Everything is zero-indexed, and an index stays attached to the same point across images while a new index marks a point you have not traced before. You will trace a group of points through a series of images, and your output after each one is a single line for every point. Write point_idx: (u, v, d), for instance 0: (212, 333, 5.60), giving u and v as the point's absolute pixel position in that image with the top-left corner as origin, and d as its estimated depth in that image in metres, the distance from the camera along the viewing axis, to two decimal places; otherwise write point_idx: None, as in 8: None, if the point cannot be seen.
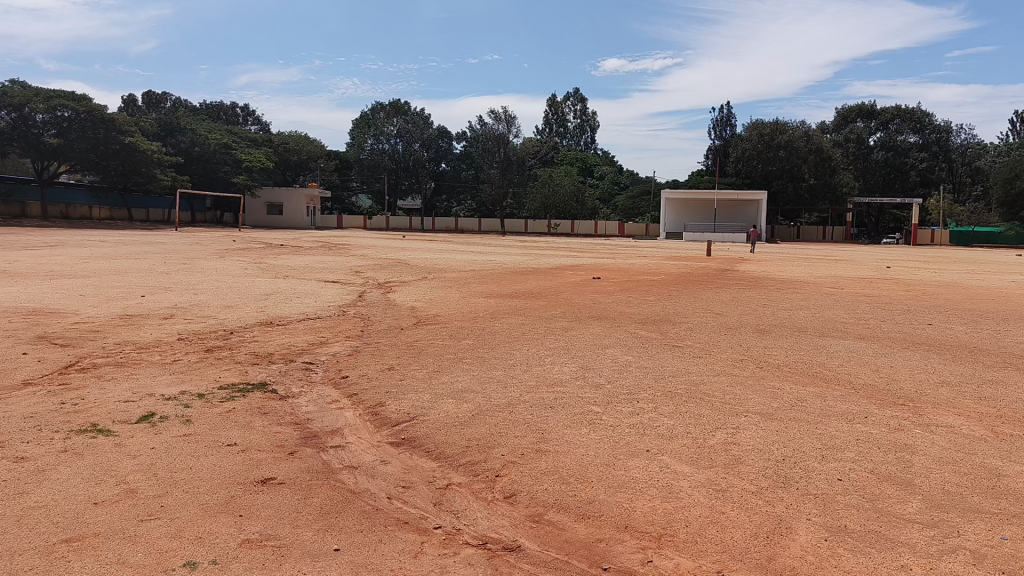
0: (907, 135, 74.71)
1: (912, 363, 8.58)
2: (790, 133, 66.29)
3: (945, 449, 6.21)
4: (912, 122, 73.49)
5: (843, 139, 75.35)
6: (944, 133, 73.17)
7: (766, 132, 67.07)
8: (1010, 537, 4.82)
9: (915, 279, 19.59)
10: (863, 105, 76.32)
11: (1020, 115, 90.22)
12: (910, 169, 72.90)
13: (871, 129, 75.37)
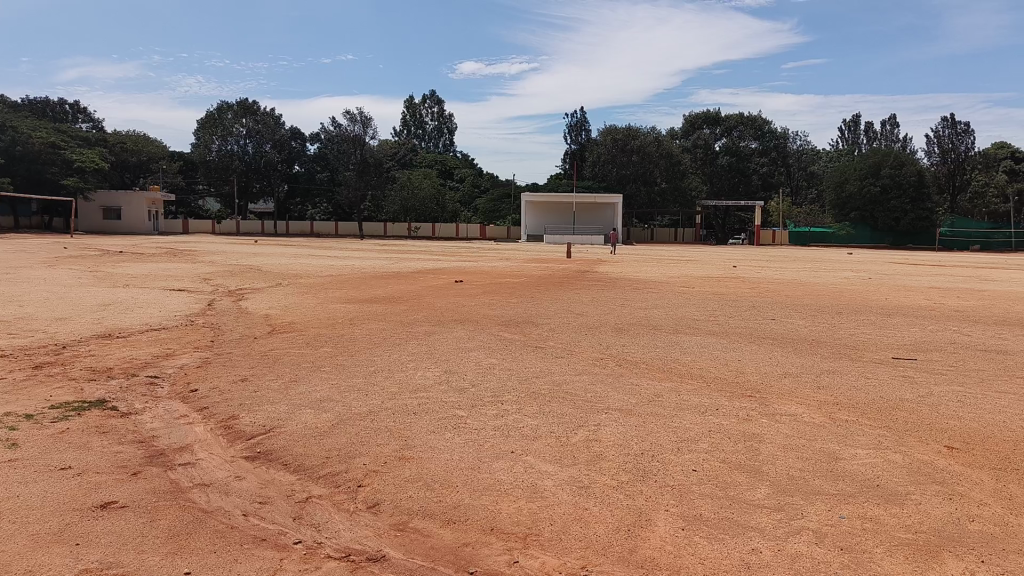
0: (748, 141, 79.50)
1: (759, 357, 9.07)
2: (642, 139, 68.88)
3: (789, 436, 6.60)
4: (753, 129, 78.41)
5: (691, 145, 79.03)
6: (781, 140, 78.70)
7: (619, 138, 69.59)
8: (846, 516, 5.26)
9: (757, 277, 20.81)
10: (708, 112, 79.83)
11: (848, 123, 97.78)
12: (752, 173, 78.13)
13: (716, 135, 79.43)
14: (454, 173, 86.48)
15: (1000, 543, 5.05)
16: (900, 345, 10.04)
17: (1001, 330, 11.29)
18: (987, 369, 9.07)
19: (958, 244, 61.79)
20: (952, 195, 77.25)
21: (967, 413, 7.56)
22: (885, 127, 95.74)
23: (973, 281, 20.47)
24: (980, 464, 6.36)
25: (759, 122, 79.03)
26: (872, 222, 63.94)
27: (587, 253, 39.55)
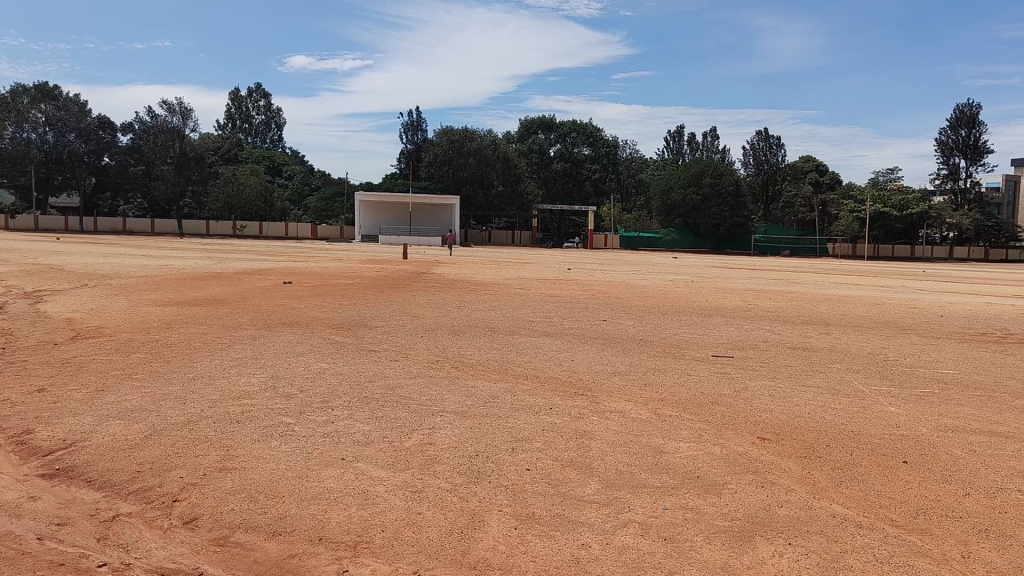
0: (581, 148, 82.86)
1: (589, 356, 9.33)
2: (479, 141, 69.90)
3: (618, 432, 6.83)
4: (585, 137, 82.21)
5: (527, 149, 80.99)
6: (612, 147, 83.72)
7: (455, 139, 69.64)
8: (669, 507, 5.53)
9: (590, 280, 21.61)
10: (543, 117, 82.50)
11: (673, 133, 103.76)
12: (584, 179, 81.39)
13: (551, 140, 82.14)
14: (283, 170, 84.35)
15: (804, 526, 5.55)
16: (718, 343, 10.69)
17: (807, 328, 12.29)
18: (794, 365, 9.84)
19: (770, 250, 67.72)
20: (765, 205, 83.59)
21: (776, 406, 8.15)
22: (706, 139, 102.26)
23: (780, 283, 22.32)
24: (789, 453, 6.91)
25: (591, 130, 82.74)
26: (695, 227, 67.80)
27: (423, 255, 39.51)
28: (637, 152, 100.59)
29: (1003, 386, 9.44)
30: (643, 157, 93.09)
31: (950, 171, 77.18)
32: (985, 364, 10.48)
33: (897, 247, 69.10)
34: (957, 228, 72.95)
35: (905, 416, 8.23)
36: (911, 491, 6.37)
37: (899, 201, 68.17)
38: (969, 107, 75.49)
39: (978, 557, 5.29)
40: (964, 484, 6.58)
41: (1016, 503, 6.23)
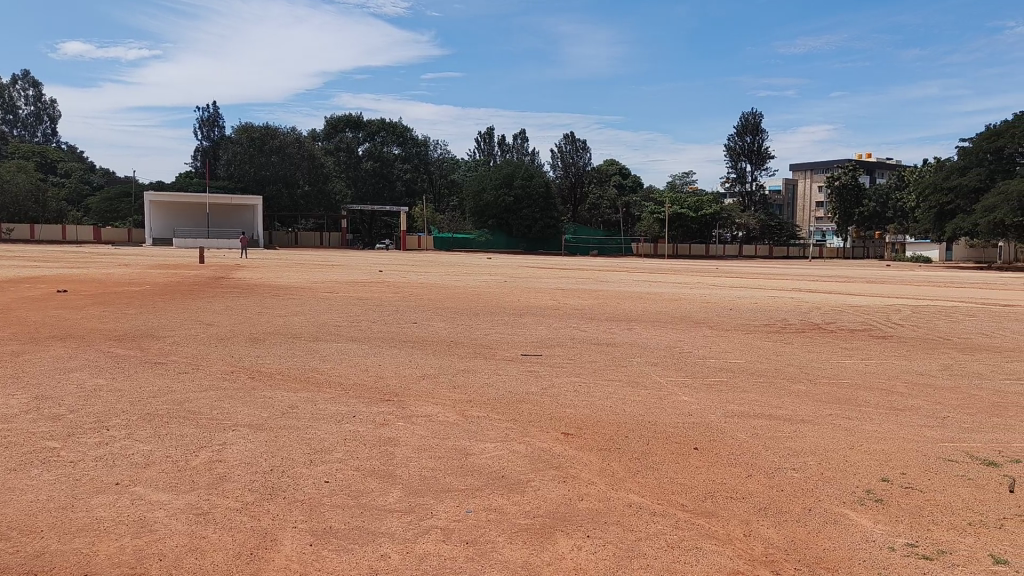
0: (390, 147, 82.85)
1: (396, 360, 9.19)
2: (282, 138, 67.37)
3: (423, 437, 6.74)
4: (394, 136, 82.14)
5: (334, 148, 79.59)
6: (422, 146, 84.58)
7: (256, 137, 66.59)
8: (473, 510, 5.52)
9: (401, 281, 21.49)
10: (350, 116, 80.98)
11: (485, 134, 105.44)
12: (395, 178, 80.92)
13: (359, 139, 81.10)
14: (58, 166, 77.82)
15: (603, 517, 5.72)
16: (527, 342, 10.87)
17: (610, 325, 12.81)
18: (599, 360, 10.21)
19: (579, 249, 71.16)
20: (573, 207, 85.66)
21: (581, 401, 8.39)
22: (514, 141, 105.10)
23: (585, 282, 22.96)
24: (590, 447, 7.11)
25: (401, 129, 82.89)
26: (508, 228, 69.06)
27: (224, 259, 37.72)
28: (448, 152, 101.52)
29: (782, 372, 10.30)
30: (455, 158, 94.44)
31: (738, 175, 83.65)
32: (768, 352, 11.39)
33: (693, 246, 74.23)
34: (745, 228, 79.85)
35: (697, 404, 8.75)
36: (701, 476, 6.76)
37: (695, 202, 73.50)
38: (753, 115, 82.32)
39: (758, 535, 5.69)
40: (747, 466, 7.08)
41: (790, 480, 6.78)
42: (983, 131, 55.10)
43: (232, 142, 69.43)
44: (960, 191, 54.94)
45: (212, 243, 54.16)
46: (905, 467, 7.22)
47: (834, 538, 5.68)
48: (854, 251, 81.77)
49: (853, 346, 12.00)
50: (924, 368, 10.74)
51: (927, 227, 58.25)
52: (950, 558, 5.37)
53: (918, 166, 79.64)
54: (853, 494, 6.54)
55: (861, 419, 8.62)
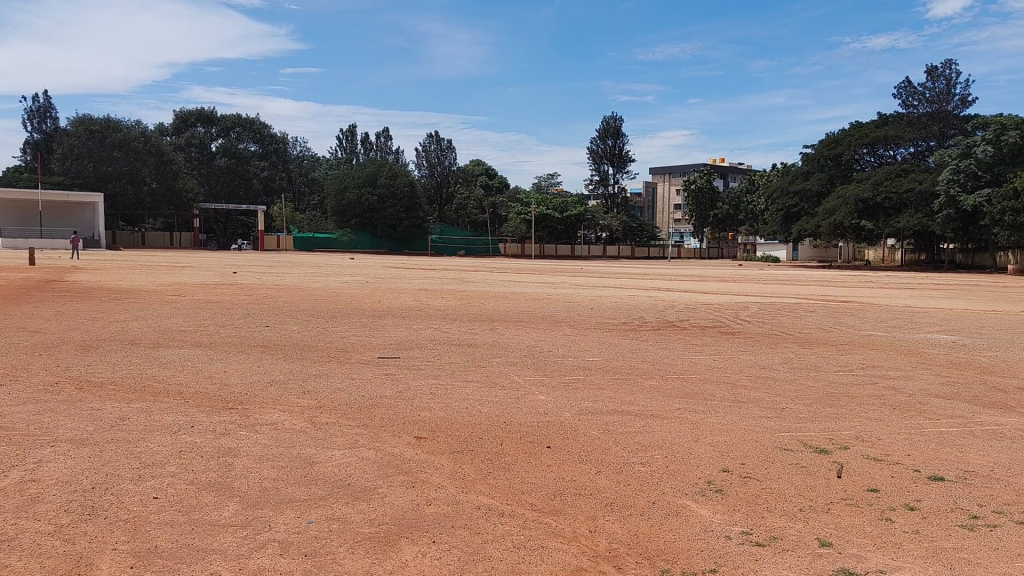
0: (246, 143, 80.69)
1: (244, 366, 8.84)
2: (125, 133, 63.68)
3: (267, 446, 6.52)
4: (251, 132, 80.02)
5: (184, 144, 76.90)
6: (280, 144, 82.21)
7: (95, 130, 62.94)
8: (314, 520, 5.37)
9: (256, 284, 20.89)
10: (201, 110, 78.77)
11: (346, 133, 104.59)
12: (252, 177, 78.36)
13: (212, 134, 79.04)
14: None
15: (450, 521, 5.70)
16: (386, 344, 10.73)
17: (471, 325, 12.86)
18: (458, 361, 10.21)
19: (447, 249, 71.51)
20: (440, 206, 85.36)
21: (436, 404, 8.35)
22: (378, 139, 104.64)
23: (449, 283, 23.09)
24: (442, 450, 7.07)
25: (257, 126, 80.94)
26: (372, 228, 68.41)
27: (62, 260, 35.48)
28: (308, 151, 100.07)
29: (636, 369, 10.60)
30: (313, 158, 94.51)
31: (600, 177, 86.17)
32: (624, 350, 11.74)
33: (559, 246, 76.08)
34: (608, 230, 82.71)
35: (552, 403, 8.88)
36: (551, 474, 6.85)
37: (560, 203, 76.26)
38: (614, 119, 85.25)
39: (603, 530, 5.81)
40: (596, 463, 7.22)
41: (637, 475, 6.97)
42: (823, 139, 59.01)
43: (67, 136, 64.76)
44: (803, 195, 58.63)
45: (44, 244, 50.78)
46: (744, 457, 7.58)
47: (675, 530, 5.85)
48: (710, 252, 86.22)
49: (704, 342, 12.53)
50: (766, 362, 11.35)
51: (775, 228, 61.95)
52: (779, 543, 5.65)
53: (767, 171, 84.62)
54: (695, 486, 6.78)
55: (706, 412, 8.99)
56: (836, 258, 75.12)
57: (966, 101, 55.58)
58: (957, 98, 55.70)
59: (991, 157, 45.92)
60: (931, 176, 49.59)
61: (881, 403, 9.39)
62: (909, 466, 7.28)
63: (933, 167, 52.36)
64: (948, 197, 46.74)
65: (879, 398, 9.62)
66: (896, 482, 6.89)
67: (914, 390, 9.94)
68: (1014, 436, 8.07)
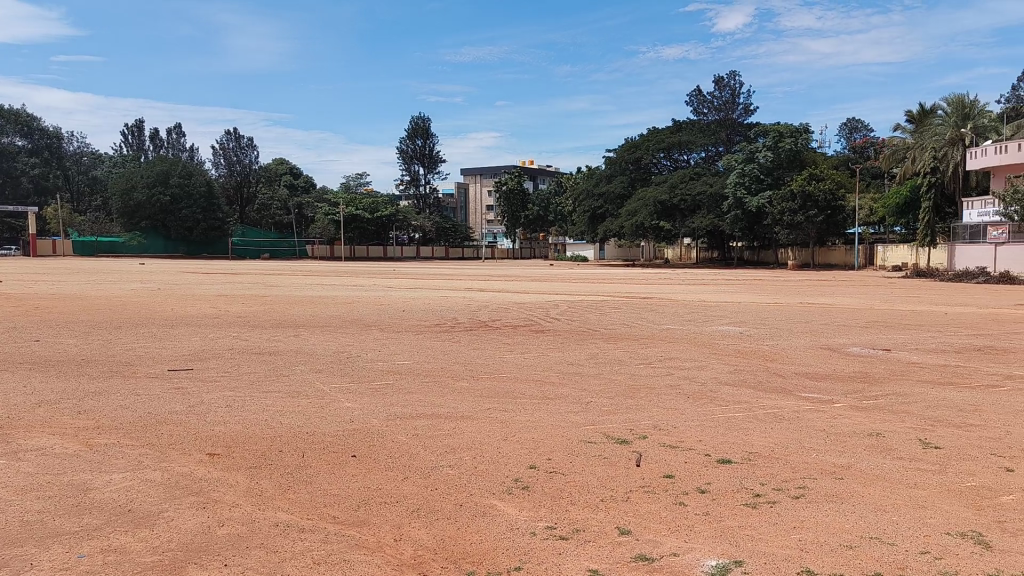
0: (11, 138, 73.28)
1: (7, 387, 7.94)
2: None
3: (30, 475, 5.87)
4: (16, 125, 72.70)
5: None
6: (52, 138, 76.03)
7: None
8: (86, 554, 4.87)
9: (29, 293, 18.99)
10: None
11: (134, 128, 98.28)
12: (20, 175, 72.04)
13: None
14: None
15: (244, 542, 5.34)
16: (178, 355, 10.04)
17: (275, 332, 12.31)
18: (259, 371, 9.73)
19: (250, 251, 69.38)
20: (240, 207, 82.43)
21: (233, 417, 7.88)
22: (170, 136, 99.05)
23: (254, 287, 22.15)
24: (238, 466, 6.67)
25: (25, 118, 73.80)
26: (164, 231, 64.39)
27: None
28: (87, 148, 93.03)
29: (447, 370, 10.58)
30: (94, 155, 88.01)
31: (411, 177, 85.96)
32: (435, 351, 11.70)
33: (371, 247, 75.46)
34: (421, 230, 83.08)
35: (359, 410, 8.65)
36: (355, 483, 6.63)
37: (370, 204, 75.84)
38: (422, 120, 85.52)
39: (408, 538, 5.66)
40: (403, 469, 7.06)
41: (445, 478, 6.89)
42: (624, 143, 62.10)
43: None
44: (607, 197, 61.52)
45: None
46: (550, 452, 7.72)
47: (481, 531, 5.81)
48: (522, 252, 88.64)
49: (514, 341, 12.74)
50: (574, 358, 11.70)
51: (583, 229, 64.72)
52: (581, 534, 5.75)
53: (573, 173, 88.26)
54: (503, 484, 6.80)
55: (515, 410, 9.10)
56: (638, 256, 79.61)
57: (749, 110, 60.53)
58: (740, 107, 60.60)
59: (771, 162, 50.58)
60: (720, 179, 53.46)
61: (677, 393, 9.92)
62: (700, 452, 7.70)
63: (721, 170, 56.68)
64: (735, 199, 50.44)
65: (675, 387, 10.18)
66: (689, 467, 7.27)
67: (706, 378, 10.62)
68: (791, 417, 8.78)
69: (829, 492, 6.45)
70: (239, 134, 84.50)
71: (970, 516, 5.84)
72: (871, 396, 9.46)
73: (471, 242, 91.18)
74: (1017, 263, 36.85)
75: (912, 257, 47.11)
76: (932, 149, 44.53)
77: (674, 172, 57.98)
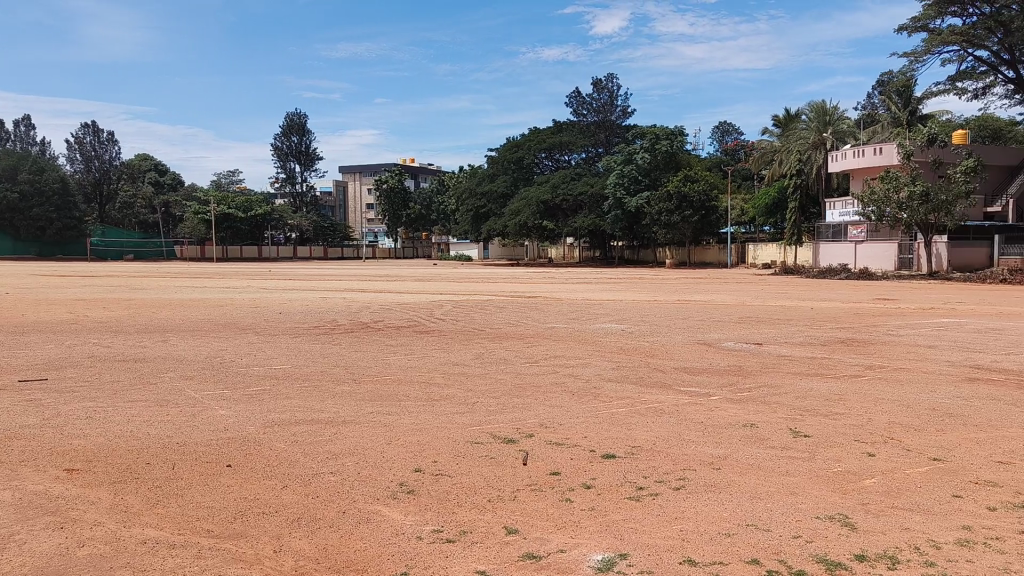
0: None
1: None
2: None
3: None
4: None
5: None
6: None
7: None
8: None
9: None
10: None
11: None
12: None
13: None
14: None
15: (106, 562, 4.95)
16: (31, 365, 9.30)
17: (141, 337, 11.60)
18: (122, 379, 9.12)
19: (111, 252, 65.04)
20: (100, 205, 77.71)
21: (94, 430, 7.34)
22: (21, 129, 92.32)
23: (118, 289, 20.85)
24: (99, 482, 6.21)
25: None
26: (13, 231, 60.00)
27: None
28: None
29: (328, 374, 10.26)
30: None
31: (287, 176, 83.41)
32: (315, 354, 11.32)
33: (244, 248, 72.96)
34: (298, 229, 80.64)
35: (234, 417, 8.25)
36: (231, 495, 6.28)
37: (243, 202, 73.00)
38: (298, 116, 83.00)
39: (288, 549, 5.41)
40: (282, 477, 6.75)
41: (327, 485, 6.63)
42: (506, 143, 62.51)
43: None
44: (490, 196, 61.73)
45: None
46: (436, 454, 7.59)
47: (365, 537, 5.62)
48: (403, 251, 87.88)
49: (397, 343, 12.52)
50: (459, 358, 11.60)
51: (467, 227, 64.75)
52: (469, 536, 5.66)
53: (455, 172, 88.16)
54: (387, 489, 6.62)
55: (400, 413, 8.92)
56: (521, 256, 80.40)
57: (626, 112, 62.21)
58: (618, 109, 62.15)
59: (649, 164, 51.83)
60: (600, 179, 54.81)
61: (562, 391, 9.99)
62: (586, 448, 7.76)
63: (601, 171, 57.96)
64: (616, 199, 51.96)
65: (560, 385, 10.26)
66: (574, 463, 7.31)
67: (590, 375, 10.78)
68: (671, 411, 9.00)
69: (707, 483, 6.63)
70: (97, 127, 79.71)
71: (836, 500, 6.13)
72: (744, 388, 9.85)
73: (351, 242, 89.46)
74: (876, 260, 39.72)
75: (779, 255, 49.70)
76: (797, 152, 47.19)
77: (556, 172, 58.94)
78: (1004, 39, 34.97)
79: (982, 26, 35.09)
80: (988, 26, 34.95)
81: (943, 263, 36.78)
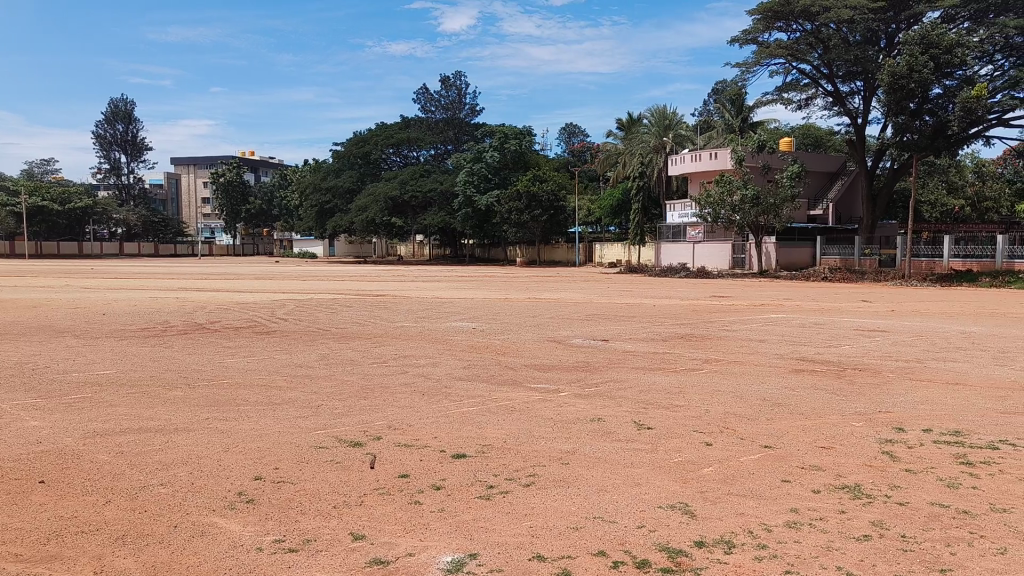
0: None
1: None
2: None
3: None
4: None
5: None
6: None
7: None
8: None
9: None
10: None
11: None
12: None
13: None
14: None
15: None
16: None
17: None
18: None
19: None
20: None
21: None
22: None
23: None
24: None
25: None
26: None
27: None
28: None
29: (158, 379, 9.53)
30: None
31: (111, 166, 78.05)
32: (143, 359, 10.50)
33: (61, 244, 67.47)
34: (125, 224, 74.99)
35: (47, 428, 7.48)
36: (45, 513, 5.66)
37: (60, 194, 67.09)
38: (122, 102, 77.64)
39: (111, 568, 4.92)
40: (104, 492, 6.15)
41: (156, 498, 6.11)
42: (352, 138, 61.26)
43: None
44: (336, 192, 60.19)
45: None
46: (277, 461, 7.19)
47: (199, 551, 5.21)
48: (241, 247, 84.36)
49: (236, 344, 11.84)
50: (302, 360, 11.12)
51: (311, 224, 62.63)
52: (313, 545, 5.37)
53: (298, 167, 85.50)
54: (224, 500, 6.18)
55: (238, 418, 8.42)
56: (368, 254, 79.22)
57: (474, 109, 62.45)
58: (467, 107, 61.98)
59: (498, 162, 52.72)
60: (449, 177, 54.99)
61: (411, 391, 9.78)
62: (435, 448, 7.61)
63: (450, 168, 57.92)
64: (466, 197, 52.21)
65: (409, 385, 10.03)
66: (424, 465, 7.15)
67: (440, 374, 10.64)
68: (521, 408, 9.01)
69: (556, 478, 6.66)
70: None
71: (678, 490, 6.31)
72: (591, 384, 10.03)
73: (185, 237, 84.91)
74: (712, 259, 42.17)
75: (624, 255, 51.62)
76: (639, 156, 49.17)
77: (404, 169, 58.43)
78: (823, 55, 38.08)
79: (804, 42, 38.30)
80: (809, 42, 38.14)
81: (772, 261, 39.52)
